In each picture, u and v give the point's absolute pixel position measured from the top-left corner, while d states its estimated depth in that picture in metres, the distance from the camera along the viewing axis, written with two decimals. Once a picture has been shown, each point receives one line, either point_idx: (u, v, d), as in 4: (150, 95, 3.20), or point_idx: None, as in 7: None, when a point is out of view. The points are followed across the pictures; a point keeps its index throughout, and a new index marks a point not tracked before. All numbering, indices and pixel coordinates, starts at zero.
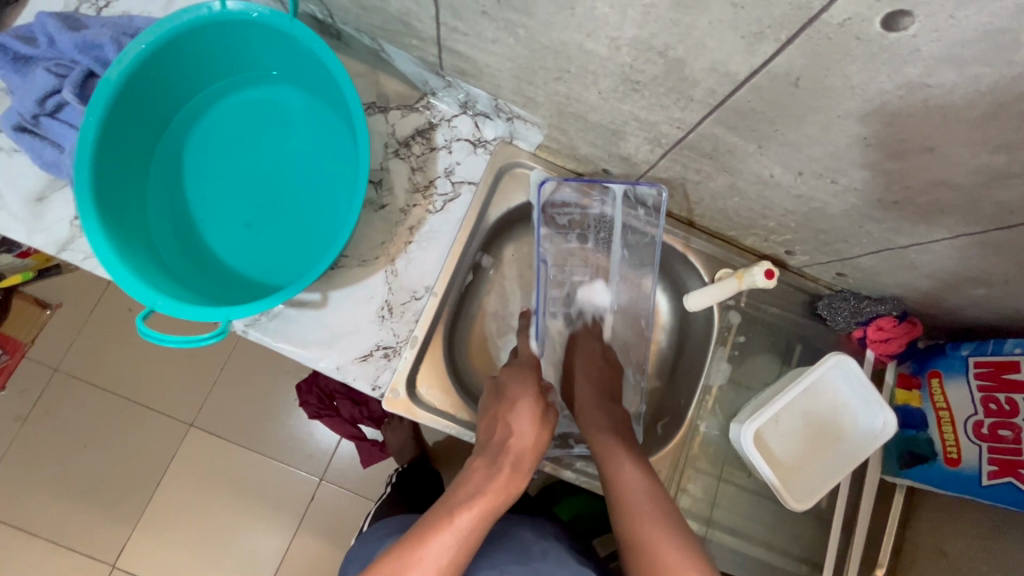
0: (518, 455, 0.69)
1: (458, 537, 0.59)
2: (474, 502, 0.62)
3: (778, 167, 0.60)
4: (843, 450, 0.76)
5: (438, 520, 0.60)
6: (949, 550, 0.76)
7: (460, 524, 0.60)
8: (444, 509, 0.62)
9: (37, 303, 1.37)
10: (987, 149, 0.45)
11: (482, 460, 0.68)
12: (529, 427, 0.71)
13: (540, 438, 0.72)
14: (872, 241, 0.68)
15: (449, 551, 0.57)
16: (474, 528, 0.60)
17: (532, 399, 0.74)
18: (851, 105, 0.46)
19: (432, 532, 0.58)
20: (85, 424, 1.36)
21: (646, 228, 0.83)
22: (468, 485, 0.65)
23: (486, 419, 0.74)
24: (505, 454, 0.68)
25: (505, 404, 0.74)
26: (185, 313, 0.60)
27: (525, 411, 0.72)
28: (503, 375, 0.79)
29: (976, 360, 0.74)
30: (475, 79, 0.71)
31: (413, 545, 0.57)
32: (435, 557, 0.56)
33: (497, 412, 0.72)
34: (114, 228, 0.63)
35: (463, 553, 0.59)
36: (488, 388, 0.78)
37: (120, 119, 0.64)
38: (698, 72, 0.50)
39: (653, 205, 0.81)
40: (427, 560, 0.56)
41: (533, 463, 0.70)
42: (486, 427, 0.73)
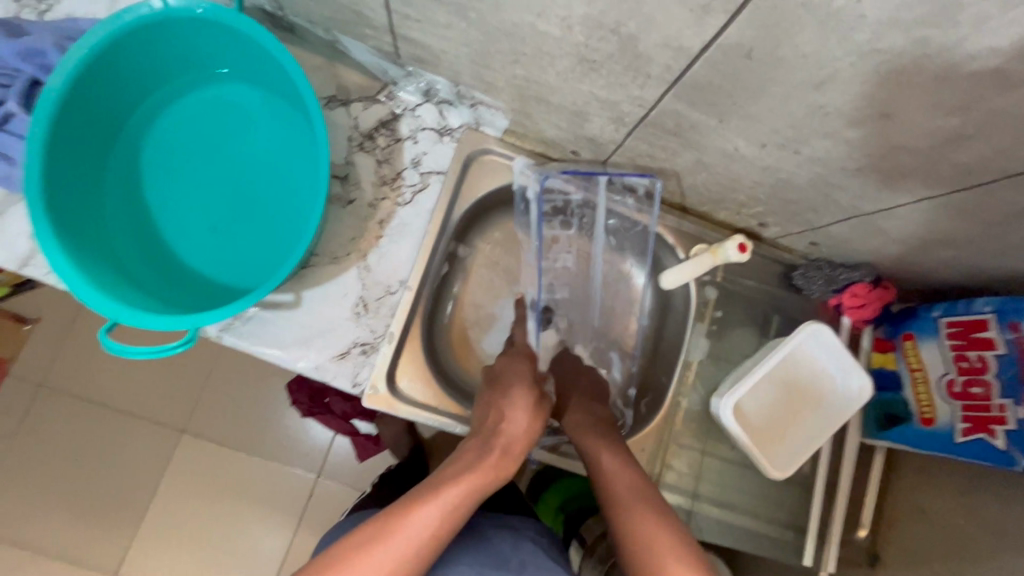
0: (509, 442, 0.66)
1: (444, 509, 0.57)
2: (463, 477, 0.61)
3: (742, 140, 0.59)
4: (823, 417, 0.77)
5: (425, 492, 0.59)
6: (927, 508, 0.79)
7: (447, 496, 0.58)
8: (431, 484, 0.60)
9: (16, 319, 1.34)
10: (942, 112, 0.44)
11: (474, 441, 0.67)
12: (525, 412, 0.69)
13: (535, 425, 0.69)
14: (840, 209, 0.68)
15: (434, 522, 0.56)
16: (461, 501, 0.58)
17: (527, 387, 0.72)
18: (805, 74, 0.45)
19: (418, 504, 0.57)
20: (74, 437, 1.34)
21: (635, 215, 0.84)
22: (458, 462, 0.64)
23: (482, 405, 0.73)
24: (498, 437, 0.67)
25: (500, 390, 0.73)
26: (148, 323, 0.59)
27: (520, 400, 0.71)
28: (498, 365, 0.78)
29: (946, 320, 0.75)
30: (434, 66, 0.69)
31: (398, 514, 0.56)
32: (418, 528, 0.55)
33: (493, 399, 0.72)
34: (71, 242, 0.61)
35: (448, 526, 0.57)
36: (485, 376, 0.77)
37: (68, 128, 0.62)
38: (652, 49, 0.49)
39: (645, 193, 0.80)
40: (410, 530, 0.55)
41: (525, 452, 0.68)
42: (482, 413, 0.72)
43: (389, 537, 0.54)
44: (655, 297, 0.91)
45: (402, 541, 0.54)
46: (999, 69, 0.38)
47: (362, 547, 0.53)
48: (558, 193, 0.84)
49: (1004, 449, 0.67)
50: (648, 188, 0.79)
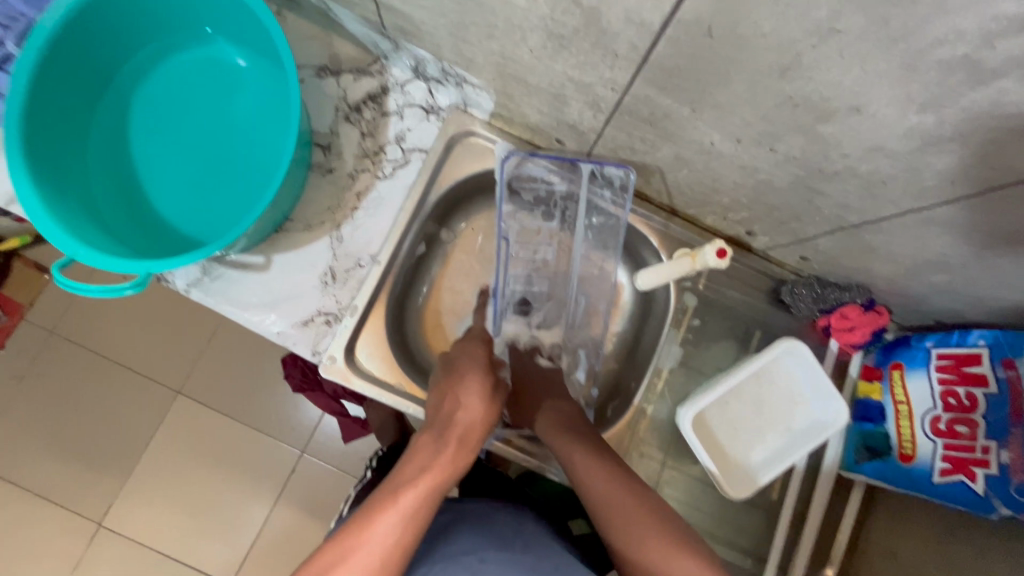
0: (466, 429, 0.62)
1: (406, 515, 0.52)
2: (420, 478, 0.55)
3: (717, 133, 0.56)
4: (791, 439, 0.73)
5: (381, 499, 0.53)
6: (901, 554, 0.72)
7: (406, 503, 0.53)
8: (389, 487, 0.55)
9: (37, 267, 1.40)
10: (914, 108, 0.41)
11: (427, 434, 0.61)
12: (478, 397, 0.65)
13: (490, 409, 0.65)
14: (825, 219, 0.64)
15: (396, 533, 0.51)
16: (423, 505, 0.53)
17: (482, 372, 0.69)
18: (769, 58, 0.42)
19: (374, 513, 0.52)
20: (73, 386, 1.39)
21: (611, 212, 0.81)
22: (413, 460, 0.58)
23: (436, 393, 0.67)
24: (454, 428, 0.62)
25: (453, 377, 0.68)
26: (106, 264, 0.61)
27: (473, 385, 0.66)
28: (454, 351, 0.75)
29: (938, 352, 0.70)
30: (417, 39, 0.69)
31: (355, 531, 0.50)
32: (380, 543, 0.50)
33: (442, 388, 0.67)
34: (45, 180, 0.63)
35: (413, 534, 0.52)
36: (439, 364, 0.73)
37: (57, 69, 0.64)
38: (615, 23, 0.47)
39: (621, 185, 0.77)
40: (371, 545, 0.50)
41: (482, 439, 0.64)
42: (435, 403, 0.66)
43: (349, 560, 0.49)
44: (636, 300, 0.88)
45: (364, 563, 0.49)
46: (970, 56, 0.35)
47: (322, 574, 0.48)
48: (540, 179, 0.81)
49: (983, 494, 0.62)
50: (624, 180, 0.76)
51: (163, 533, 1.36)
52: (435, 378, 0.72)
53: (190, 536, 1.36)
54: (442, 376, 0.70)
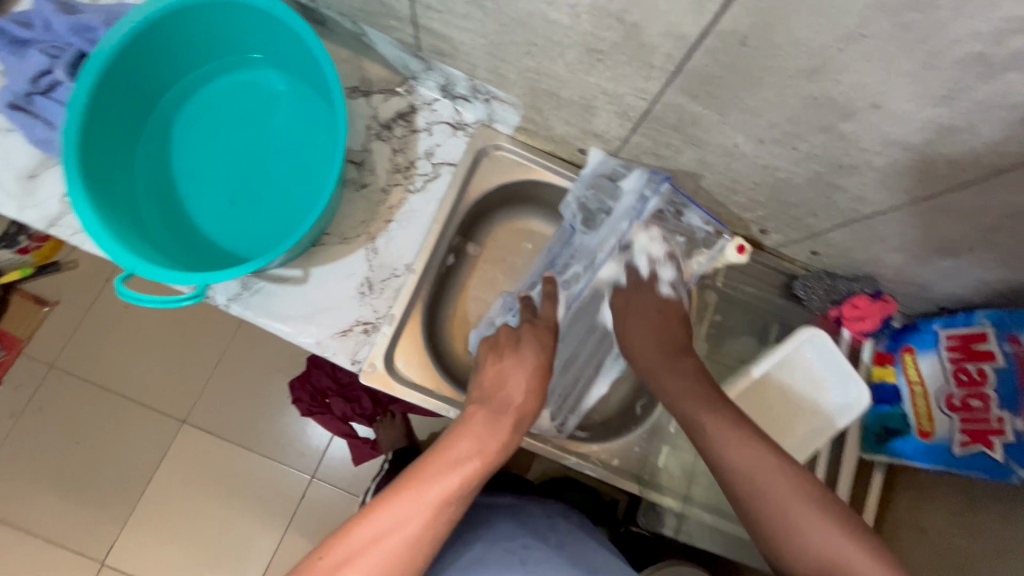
0: (521, 417, 0.64)
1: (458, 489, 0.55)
2: (476, 452, 0.58)
3: (741, 135, 0.62)
4: (816, 424, 0.77)
5: (436, 468, 0.55)
6: (926, 527, 0.76)
7: (461, 481, 0.55)
8: (442, 458, 0.56)
9: (36, 300, 1.39)
10: (929, 102, 0.47)
11: (480, 408, 0.63)
12: (534, 382, 0.67)
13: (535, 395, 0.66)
14: (838, 212, 0.69)
15: (451, 506, 0.54)
16: (474, 483, 0.56)
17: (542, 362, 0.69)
18: (798, 62, 0.48)
19: (431, 479, 0.54)
20: (78, 419, 1.36)
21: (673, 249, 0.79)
22: (465, 431, 0.59)
23: (490, 362, 0.69)
24: (509, 410, 0.63)
25: (510, 357, 0.69)
26: (163, 276, 0.62)
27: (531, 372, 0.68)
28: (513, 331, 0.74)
29: (946, 333, 0.75)
30: (452, 59, 0.73)
31: (411, 496, 0.52)
32: (435, 515, 0.52)
33: (501, 366, 0.68)
34: (99, 197, 0.65)
35: (460, 507, 0.55)
36: (501, 338, 0.73)
37: (108, 92, 0.66)
38: (655, 37, 0.52)
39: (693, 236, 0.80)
40: (427, 514, 0.52)
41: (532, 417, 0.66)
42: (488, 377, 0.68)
43: (404, 523, 0.51)
44: None
45: (420, 530, 0.51)
46: (981, 54, 0.41)
47: (377, 536, 0.50)
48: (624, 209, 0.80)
49: (1002, 461, 0.65)
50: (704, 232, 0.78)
51: (171, 568, 1.32)
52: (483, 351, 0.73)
53: (199, 568, 1.33)
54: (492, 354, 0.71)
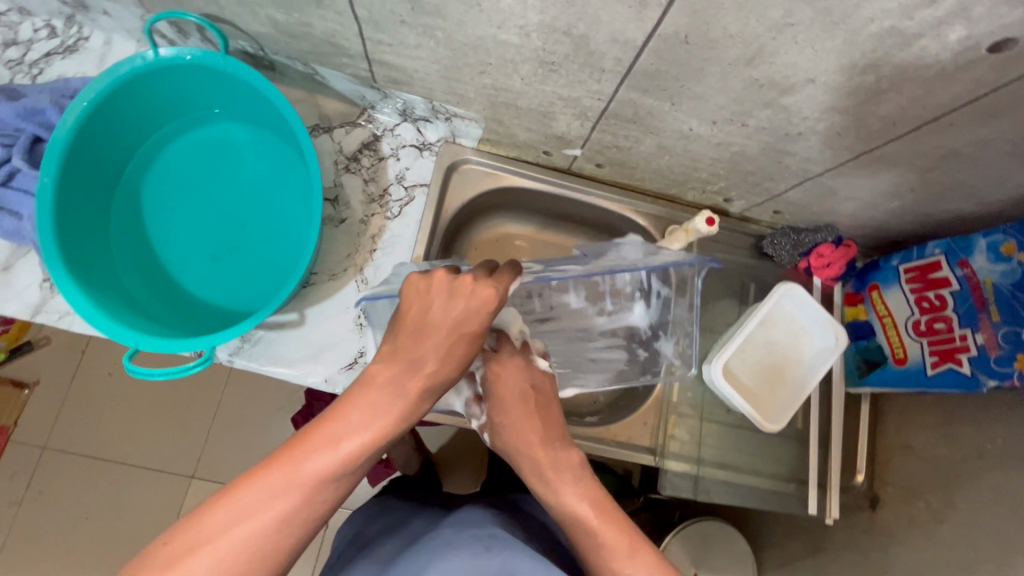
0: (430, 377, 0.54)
1: (341, 465, 0.46)
2: (372, 422, 0.49)
3: (695, 120, 0.66)
4: (803, 370, 0.83)
5: (318, 439, 0.47)
6: (914, 445, 0.84)
7: (346, 454, 0.47)
8: (325, 429, 0.48)
9: (14, 384, 1.35)
10: (857, 71, 0.51)
11: (385, 367, 0.53)
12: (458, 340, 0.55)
13: (452, 361, 0.55)
14: (793, 174, 0.74)
15: (334, 483, 0.46)
16: (365, 455, 0.48)
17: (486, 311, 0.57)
18: (736, 51, 0.52)
19: (309, 453, 0.46)
20: (83, 496, 1.34)
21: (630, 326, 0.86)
22: (363, 400, 0.51)
23: (416, 303, 0.57)
24: (420, 376, 0.53)
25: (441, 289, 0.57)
26: (167, 348, 0.63)
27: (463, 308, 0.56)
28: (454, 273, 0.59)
29: (904, 267, 0.82)
30: (409, 86, 0.75)
31: (280, 473, 0.44)
32: (307, 494, 0.44)
33: (426, 314, 0.56)
34: (84, 279, 0.65)
35: (343, 485, 0.47)
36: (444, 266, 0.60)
37: (72, 174, 0.66)
38: (602, 45, 0.55)
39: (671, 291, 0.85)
40: (302, 494, 0.44)
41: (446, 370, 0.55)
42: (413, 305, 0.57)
43: (267, 507, 0.43)
44: None
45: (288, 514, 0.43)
46: (896, 26, 0.45)
47: (236, 519, 0.42)
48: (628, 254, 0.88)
49: (970, 374, 0.72)
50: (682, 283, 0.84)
51: None
52: (414, 278, 0.59)
53: None
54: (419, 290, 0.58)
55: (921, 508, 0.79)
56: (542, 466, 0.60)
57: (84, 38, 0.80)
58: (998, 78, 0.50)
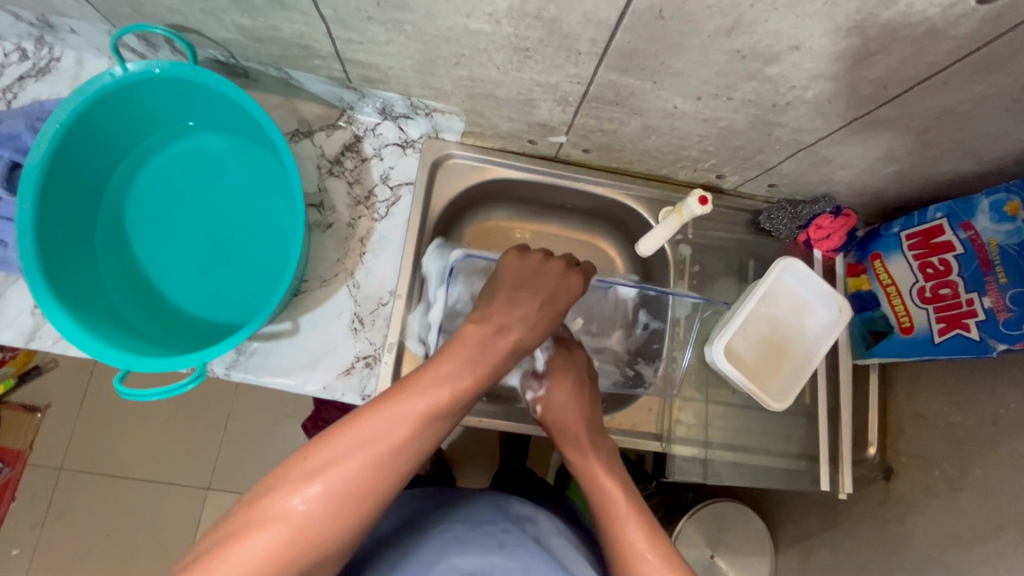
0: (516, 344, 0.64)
1: (432, 412, 0.53)
2: (462, 375, 0.57)
3: (679, 97, 0.64)
4: (808, 345, 0.82)
5: (419, 384, 0.55)
6: (925, 414, 0.82)
7: (439, 399, 0.54)
8: (427, 374, 0.56)
9: (26, 408, 1.37)
10: (842, 35, 0.49)
11: (477, 329, 0.63)
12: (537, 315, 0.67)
13: (536, 331, 0.66)
14: (784, 146, 0.72)
15: (432, 422, 0.53)
16: (457, 401, 0.56)
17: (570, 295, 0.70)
18: (715, 23, 0.49)
19: (414, 395, 0.54)
20: (103, 513, 1.34)
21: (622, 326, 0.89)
22: (453, 355, 0.59)
23: (512, 276, 0.70)
24: (506, 338, 0.63)
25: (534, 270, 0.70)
26: (158, 367, 0.62)
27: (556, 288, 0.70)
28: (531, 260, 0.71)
29: (906, 234, 0.79)
30: (385, 84, 0.73)
31: (394, 408, 0.52)
32: (412, 429, 0.52)
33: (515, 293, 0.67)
34: (70, 303, 0.64)
35: (443, 423, 0.55)
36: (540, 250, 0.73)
37: (51, 197, 0.66)
38: (576, 27, 0.53)
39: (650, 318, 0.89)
40: (411, 427, 0.52)
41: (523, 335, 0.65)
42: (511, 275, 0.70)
43: (379, 442, 0.50)
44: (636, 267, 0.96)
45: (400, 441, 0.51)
46: None
47: (363, 441, 0.50)
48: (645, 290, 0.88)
49: (979, 340, 0.70)
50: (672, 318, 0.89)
51: None
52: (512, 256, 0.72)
53: None
54: (516, 267, 0.71)
55: (936, 477, 0.78)
56: (583, 438, 0.70)
57: (55, 59, 0.79)
58: (991, 31, 0.47)
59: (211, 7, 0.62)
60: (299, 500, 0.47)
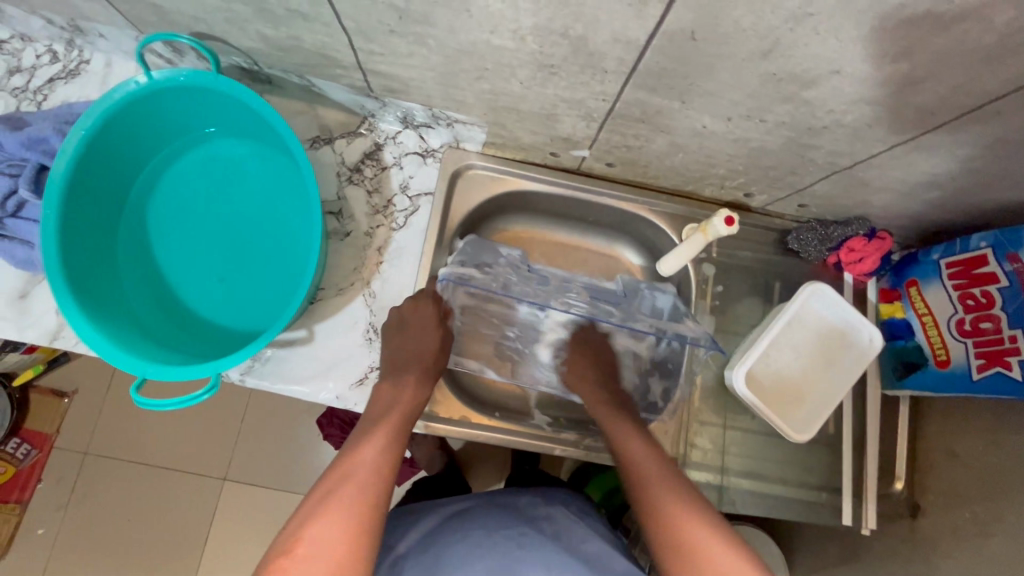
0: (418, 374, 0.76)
1: (391, 430, 0.66)
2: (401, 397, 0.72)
3: (708, 116, 0.61)
4: (837, 373, 0.78)
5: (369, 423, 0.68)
6: (958, 450, 0.78)
7: (389, 421, 0.68)
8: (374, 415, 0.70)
9: (55, 393, 1.37)
10: (889, 60, 0.46)
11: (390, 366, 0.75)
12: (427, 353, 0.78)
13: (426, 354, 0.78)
14: (818, 168, 0.69)
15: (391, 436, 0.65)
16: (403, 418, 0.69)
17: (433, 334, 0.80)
18: (750, 45, 0.47)
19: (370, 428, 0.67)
20: (124, 498, 1.35)
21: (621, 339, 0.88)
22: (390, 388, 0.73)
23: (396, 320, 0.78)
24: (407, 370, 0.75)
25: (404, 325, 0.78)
26: (174, 376, 0.62)
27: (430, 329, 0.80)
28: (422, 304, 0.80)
29: (947, 262, 0.75)
30: (406, 94, 0.72)
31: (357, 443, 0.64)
32: (374, 446, 0.63)
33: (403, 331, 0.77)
34: (92, 308, 0.65)
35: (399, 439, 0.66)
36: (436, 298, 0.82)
37: (75, 202, 0.66)
38: (603, 45, 0.51)
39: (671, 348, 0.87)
40: (374, 445, 0.63)
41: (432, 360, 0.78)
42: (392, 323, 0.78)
43: (342, 489, 0.57)
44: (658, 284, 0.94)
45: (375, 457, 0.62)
46: (932, 11, 0.40)
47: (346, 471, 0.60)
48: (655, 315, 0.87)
49: (1020, 380, 0.66)
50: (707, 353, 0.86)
51: None
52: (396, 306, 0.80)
53: None
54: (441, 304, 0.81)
55: (967, 519, 0.74)
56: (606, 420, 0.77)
57: (85, 61, 0.80)
58: None
59: (235, 17, 0.61)
60: (299, 547, 0.52)
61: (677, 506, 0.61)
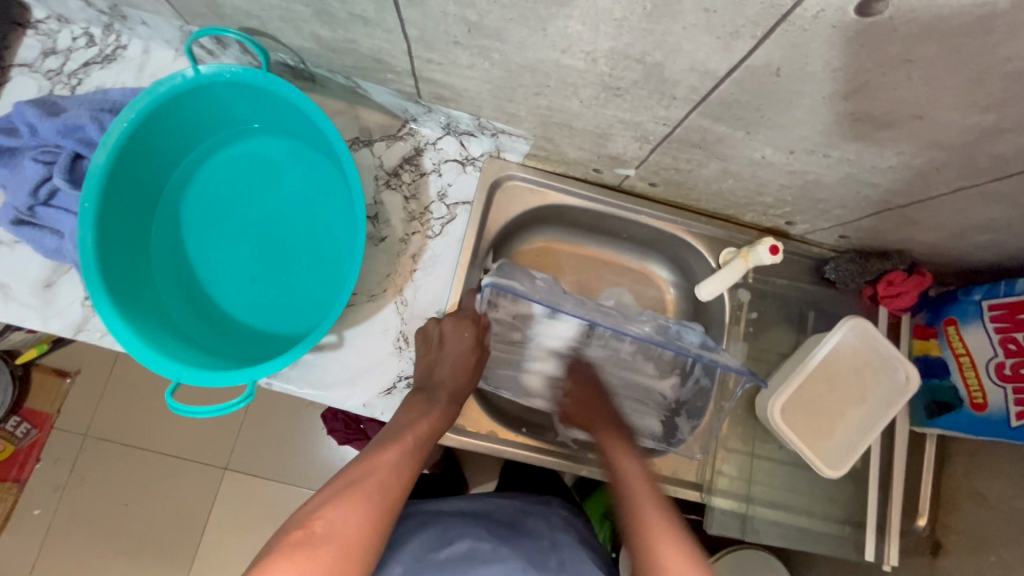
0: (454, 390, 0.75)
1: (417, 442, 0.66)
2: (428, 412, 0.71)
3: (769, 148, 0.60)
4: (870, 410, 0.78)
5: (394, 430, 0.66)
6: (986, 492, 0.77)
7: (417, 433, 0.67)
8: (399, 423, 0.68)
9: (57, 372, 1.28)
10: (976, 110, 0.45)
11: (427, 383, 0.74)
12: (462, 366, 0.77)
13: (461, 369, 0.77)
14: (871, 204, 0.68)
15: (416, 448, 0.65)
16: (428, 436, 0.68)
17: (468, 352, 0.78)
18: (835, 85, 0.46)
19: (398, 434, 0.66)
20: (121, 485, 1.27)
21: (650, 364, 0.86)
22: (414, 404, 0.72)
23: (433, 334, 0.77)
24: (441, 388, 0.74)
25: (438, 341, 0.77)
26: (209, 381, 0.61)
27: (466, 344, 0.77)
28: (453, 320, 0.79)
29: (989, 304, 0.74)
30: (455, 103, 0.71)
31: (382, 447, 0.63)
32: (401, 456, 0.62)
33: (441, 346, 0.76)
34: (126, 306, 0.63)
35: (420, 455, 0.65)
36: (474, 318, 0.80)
37: (113, 195, 0.65)
38: (678, 74, 0.50)
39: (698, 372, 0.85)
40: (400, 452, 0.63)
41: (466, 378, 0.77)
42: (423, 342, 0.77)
43: (365, 484, 0.57)
44: (688, 305, 0.93)
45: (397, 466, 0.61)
46: None
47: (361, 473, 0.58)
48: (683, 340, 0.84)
49: None
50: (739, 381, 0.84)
51: None
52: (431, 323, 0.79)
53: None
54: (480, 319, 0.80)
55: (991, 562, 0.73)
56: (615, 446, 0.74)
57: (122, 46, 0.78)
58: None
59: (293, 17, 0.60)
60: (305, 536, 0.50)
61: (663, 532, 0.58)
